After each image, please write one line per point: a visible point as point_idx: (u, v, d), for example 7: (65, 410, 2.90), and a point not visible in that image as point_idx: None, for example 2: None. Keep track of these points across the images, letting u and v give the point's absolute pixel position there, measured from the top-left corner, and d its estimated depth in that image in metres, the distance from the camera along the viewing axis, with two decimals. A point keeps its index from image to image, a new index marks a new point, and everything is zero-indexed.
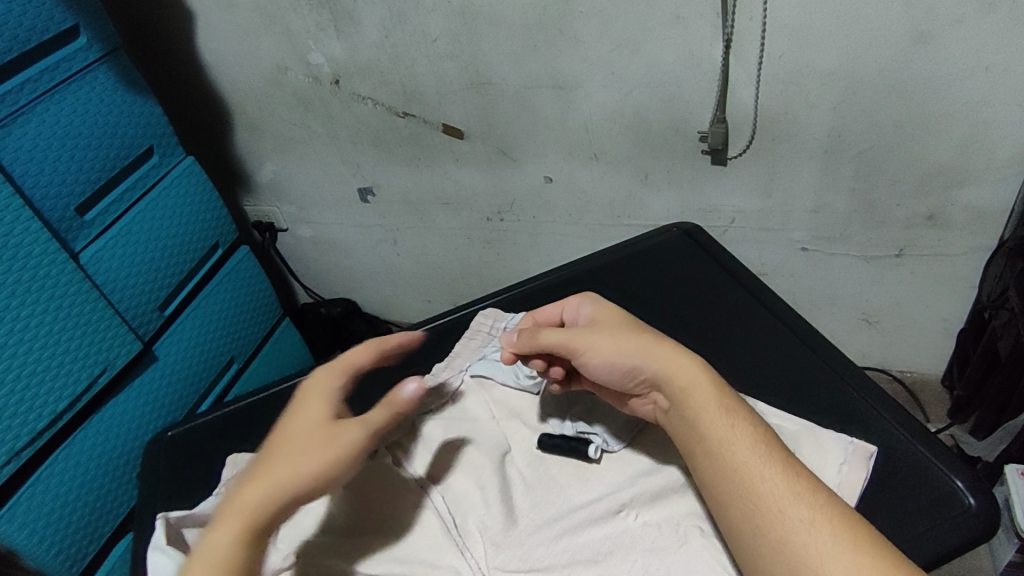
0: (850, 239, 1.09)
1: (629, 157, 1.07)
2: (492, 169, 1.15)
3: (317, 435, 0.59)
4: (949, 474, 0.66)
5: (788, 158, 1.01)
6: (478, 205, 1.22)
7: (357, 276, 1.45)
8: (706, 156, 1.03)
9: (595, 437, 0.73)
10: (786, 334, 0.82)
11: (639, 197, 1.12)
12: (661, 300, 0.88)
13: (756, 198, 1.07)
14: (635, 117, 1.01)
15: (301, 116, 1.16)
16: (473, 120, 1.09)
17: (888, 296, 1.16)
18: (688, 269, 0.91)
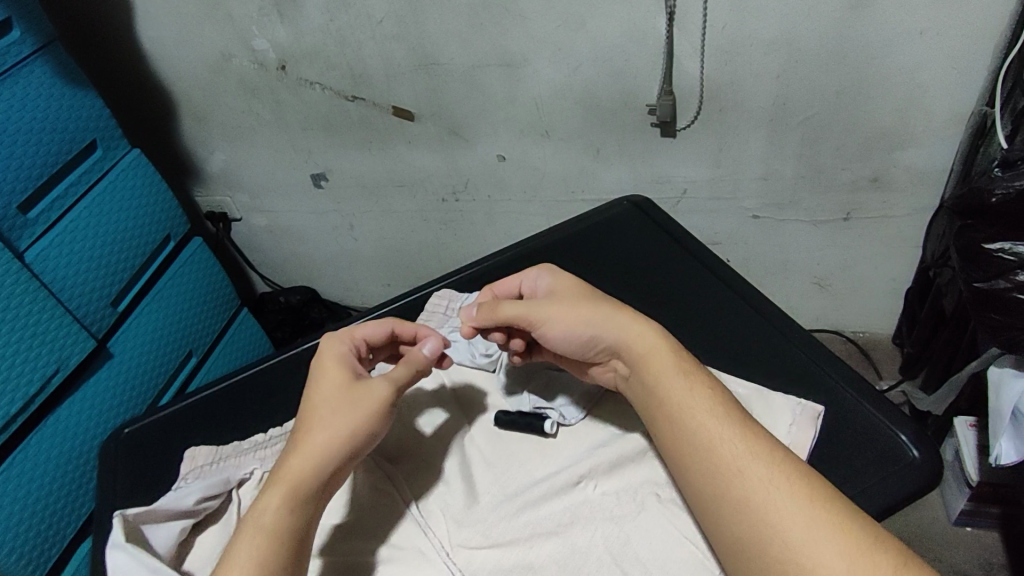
0: (799, 205, 1.11)
1: (580, 133, 1.07)
2: (445, 150, 1.15)
3: (346, 397, 0.64)
4: (895, 429, 0.69)
5: (735, 128, 1.02)
6: (433, 186, 1.21)
7: (316, 264, 1.44)
8: (656, 129, 1.04)
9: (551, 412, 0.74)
10: (737, 301, 0.83)
11: (592, 172, 1.12)
12: (614, 273, 0.89)
13: (707, 165, 1.08)
14: (582, 92, 1.01)
15: (250, 104, 1.14)
16: (423, 102, 1.08)
17: (838, 259, 1.19)
18: (639, 241, 0.92)
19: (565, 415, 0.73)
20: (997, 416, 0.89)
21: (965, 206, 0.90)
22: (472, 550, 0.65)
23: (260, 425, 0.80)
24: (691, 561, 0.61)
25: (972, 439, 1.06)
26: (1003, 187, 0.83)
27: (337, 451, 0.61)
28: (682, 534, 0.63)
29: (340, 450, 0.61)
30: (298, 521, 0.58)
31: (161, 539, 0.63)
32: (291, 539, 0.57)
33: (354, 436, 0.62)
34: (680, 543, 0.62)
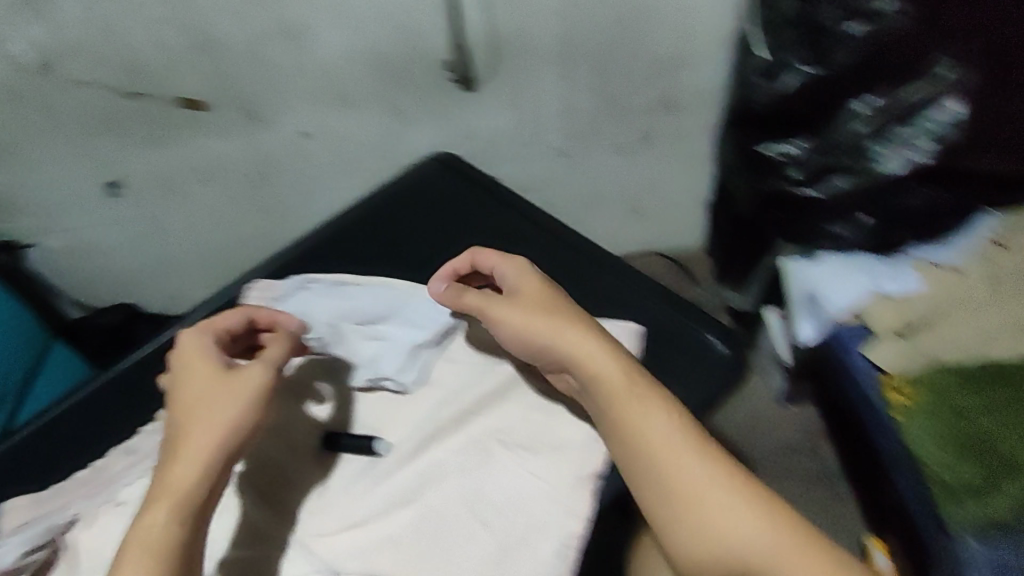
0: (600, 135, 1.04)
1: (383, 93, 0.93)
2: (235, 132, 0.96)
3: (214, 385, 0.51)
4: (699, 329, 0.64)
5: (529, 67, 0.92)
6: (232, 167, 1.00)
7: (134, 273, 1.16)
8: (455, 86, 0.93)
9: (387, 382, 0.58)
10: (568, 247, 0.69)
11: (399, 133, 0.99)
12: (440, 234, 0.71)
13: (598, 102, 0.99)
14: (371, 54, 0.88)
15: (14, 112, 0.90)
16: (208, 85, 0.90)
17: (641, 178, 1.12)
18: (441, 206, 0.72)
19: (401, 376, 0.58)
20: (796, 303, 0.82)
21: (769, 114, 0.76)
22: (331, 535, 0.52)
23: (100, 445, 0.64)
24: (545, 496, 0.52)
25: (782, 329, 0.95)
26: (767, 90, 0.75)
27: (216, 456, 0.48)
28: (532, 474, 0.53)
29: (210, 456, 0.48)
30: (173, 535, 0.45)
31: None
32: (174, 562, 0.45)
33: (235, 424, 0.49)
34: (531, 480, 0.53)
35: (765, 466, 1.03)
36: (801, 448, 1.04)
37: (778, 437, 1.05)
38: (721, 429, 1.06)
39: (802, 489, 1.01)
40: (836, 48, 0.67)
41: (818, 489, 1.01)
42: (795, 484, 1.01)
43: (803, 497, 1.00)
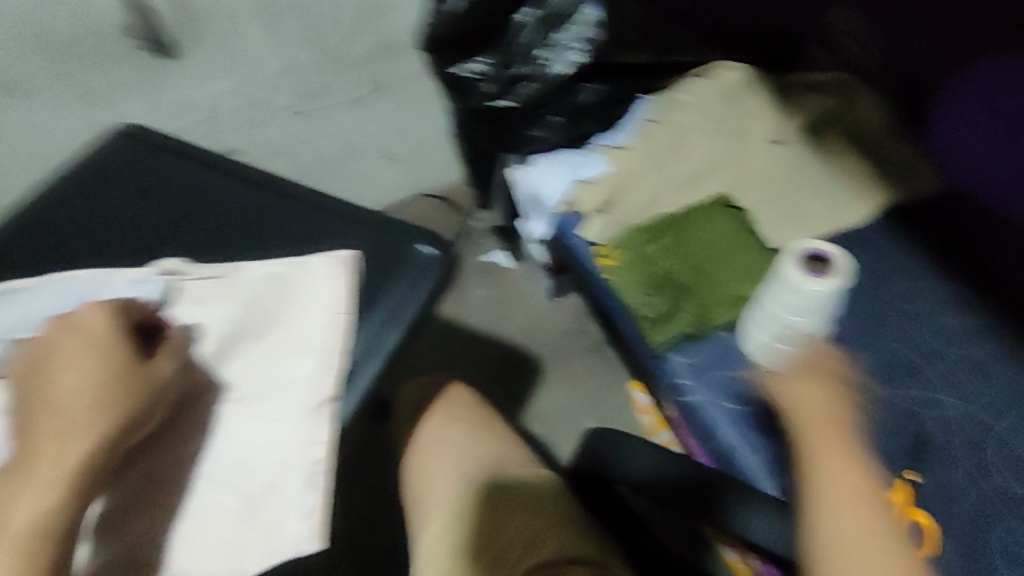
0: (332, 90, 1.05)
1: (67, 80, 0.88)
2: None
3: (103, 386, 0.39)
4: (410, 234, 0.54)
5: (232, 29, 0.92)
6: None
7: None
8: (151, 53, 0.90)
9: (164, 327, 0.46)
10: (241, 198, 0.56)
11: (106, 122, 0.93)
12: (81, 232, 0.54)
13: (316, 54, 1.00)
14: (47, 35, 0.83)
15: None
16: None
17: (387, 127, 1.15)
18: (122, 183, 0.57)
19: None
20: (521, 203, 0.90)
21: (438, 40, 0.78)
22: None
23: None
24: (281, 439, 0.43)
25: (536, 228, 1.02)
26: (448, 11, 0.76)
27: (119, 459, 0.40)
28: (269, 419, 0.43)
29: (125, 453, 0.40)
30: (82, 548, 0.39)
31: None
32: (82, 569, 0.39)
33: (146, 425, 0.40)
34: (267, 425, 0.43)
35: (550, 360, 1.12)
36: (575, 330, 1.15)
37: (555, 329, 1.15)
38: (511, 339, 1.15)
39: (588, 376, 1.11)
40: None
41: (595, 364, 1.12)
42: (577, 364, 1.12)
43: (586, 378, 1.11)
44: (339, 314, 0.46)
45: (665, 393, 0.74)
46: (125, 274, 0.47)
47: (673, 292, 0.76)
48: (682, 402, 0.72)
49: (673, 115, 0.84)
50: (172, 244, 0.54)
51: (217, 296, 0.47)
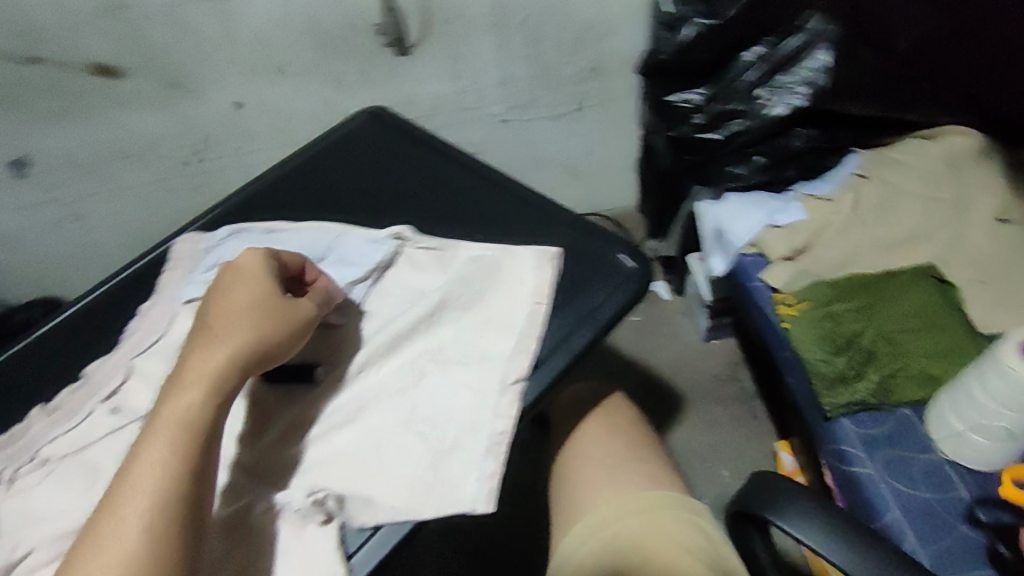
0: (538, 103, 1.11)
1: (316, 65, 0.97)
2: (167, 107, 0.97)
3: (257, 310, 0.49)
4: (614, 248, 0.61)
5: (463, 36, 0.98)
6: (168, 148, 1.02)
7: (45, 263, 1.13)
8: (389, 49, 0.97)
9: (353, 291, 0.60)
10: (462, 181, 0.68)
11: (335, 103, 1.03)
12: (337, 190, 0.69)
13: (531, 70, 1.05)
14: (304, 19, 0.91)
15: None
16: (127, 53, 0.89)
17: (579, 144, 1.19)
18: (371, 154, 0.71)
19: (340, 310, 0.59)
20: (706, 238, 0.90)
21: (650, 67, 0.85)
22: (263, 460, 0.52)
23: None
24: (473, 405, 0.53)
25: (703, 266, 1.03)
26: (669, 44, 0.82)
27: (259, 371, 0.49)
28: (466, 386, 0.54)
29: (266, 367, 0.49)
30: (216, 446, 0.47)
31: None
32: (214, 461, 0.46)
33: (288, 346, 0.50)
34: (463, 391, 0.54)
35: (693, 400, 1.09)
36: (726, 377, 1.11)
37: (705, 372, 1.12)
38: (655, 370, 1.13)
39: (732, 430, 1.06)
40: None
41: (740, 418, 1.07)
42: (720, 411, 1.07)
43: (728, 429, 1.06)
44: (536, 306, 0.57)
45: (825, 451, 0.71)
46: (355, 232, 0.63)
47: (858, 355, 0.72)
48: (846, 471, 0.68)
49: (891, 172, 0.82)
50: (401, 212, 0.66)
51: (435, 268, 0.61)
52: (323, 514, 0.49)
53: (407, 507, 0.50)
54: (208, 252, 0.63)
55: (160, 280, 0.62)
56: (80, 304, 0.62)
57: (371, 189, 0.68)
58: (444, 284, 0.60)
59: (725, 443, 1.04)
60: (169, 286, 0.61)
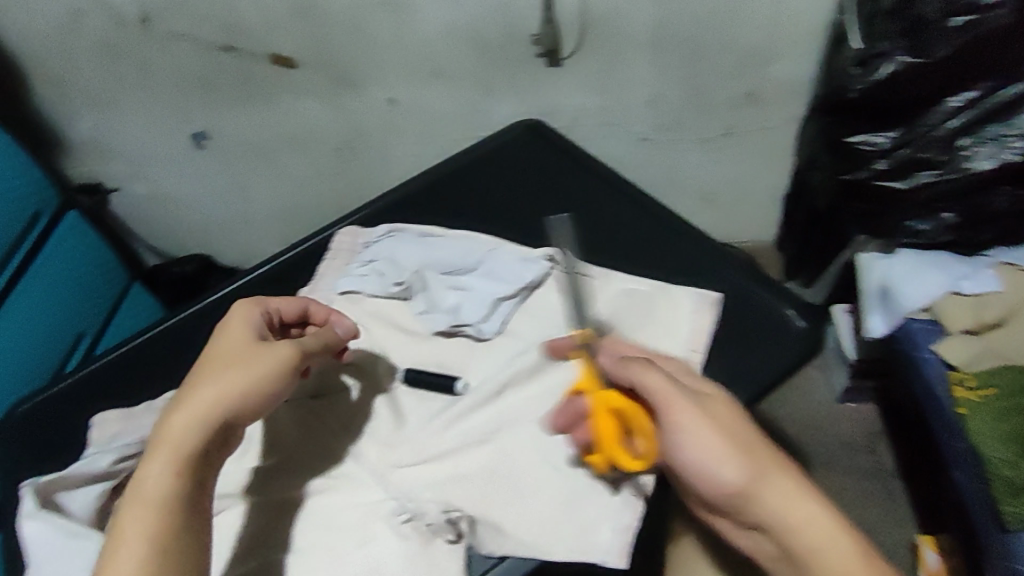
0: (685, 125, 1.04)
1: (471, 71, 0.96)
2: (332, 101, 1.00)
3: (240, 357, 0.51)
4: (778, 305, 0.61)
5: (620, 54, 0.94)
6: (325, 136, 1.05)
7: (206, 224, 1.22)
8: (542, 59, 0.94)
9: (467, 326, 0.62)
10: (619, 214, 0.70)
11: (482, 108, 1.01)
12: (494, 206, 0.73)
13: (684, 92, 0.99)
14: (465, 26, 0.90)
15: (111, 64, 0.95)
16: (307, 52, 0.94)
17: (724, 173, 1.12)
18: (527, 168, 0.75)
19: (481, 325, 0.62)
20: (867, 297, 0.89)
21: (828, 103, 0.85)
22: (405, 469, 0.56)
23: (172, 381, 0.65)
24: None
25: (849, 323, 1.03)
26: (862, 81, 0.80)
27: (239, 414, 0.49)
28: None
29: (246, 411, 0.49)
30: (204, 502, 0.47)
31: (77, 505, 0.54)
32: (198, 514, 0.46)
33: (260, 387, 0.50)
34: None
35: (816, 463, 1.05)
36: (861, 447, 1.05)
37: (837, 437, 1.07)
38: (780, 423, 1.08)
39: (858, 506, 1.01)
40: (929, 33, 0.72)
41: (871, 493, 1.02)
42: (848, 482, 1.03)
43: (854, 493, 1.02)
44: (691, 352, 0.58)
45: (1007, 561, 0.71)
46: (510, 247, 0.66)
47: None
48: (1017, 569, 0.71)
49: None
50: (550, 233, 0.70)
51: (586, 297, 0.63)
52: (456, 532, 0.52)
53: (535, 542, 0.51)
54: (371, 249, 0.69)
55: (319, 268, 0.69)
56: (250, 277, 0.71)
57: (527, 210, 0.72)
58: (594, 313, 0.61)
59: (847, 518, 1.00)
60: (327, 274, 0.68)
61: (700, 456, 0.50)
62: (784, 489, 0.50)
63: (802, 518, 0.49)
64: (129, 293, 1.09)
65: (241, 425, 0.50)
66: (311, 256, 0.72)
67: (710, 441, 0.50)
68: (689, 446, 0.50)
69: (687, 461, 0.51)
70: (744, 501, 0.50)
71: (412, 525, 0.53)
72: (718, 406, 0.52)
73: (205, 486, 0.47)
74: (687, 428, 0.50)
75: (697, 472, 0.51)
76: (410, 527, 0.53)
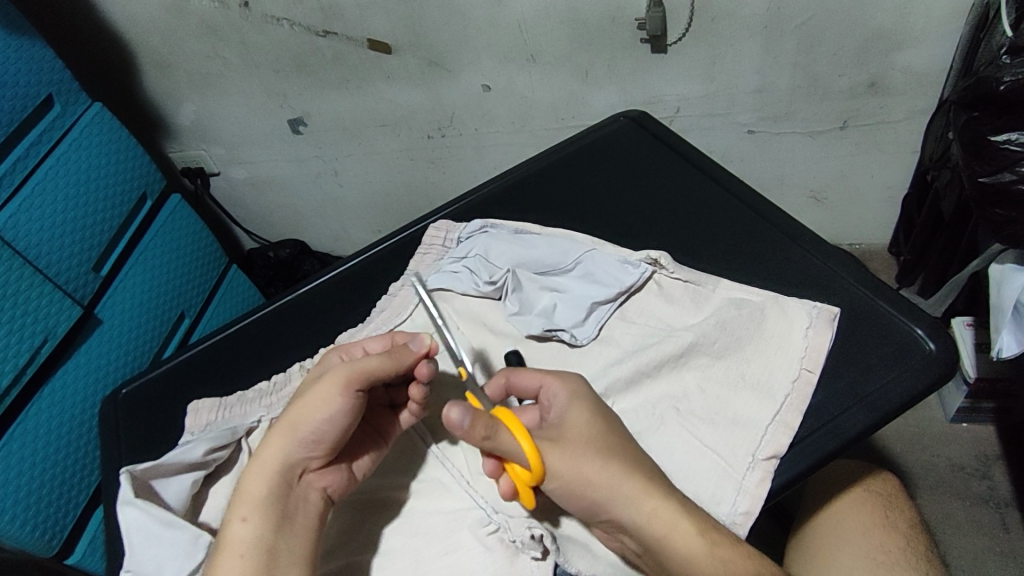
0: (796, 116, 0.97)
1: (566, 54, 0.92)
2: (424, 83, 0.99)
3: (302, 392, 0.52)
4: (908, 323, 0.56)
5: (728, 38, 0.88)
6: (417, 122, 1.05)
7: (300, 210, 1.24)
8: (645, 45, 0.90)
9: (562, 332, 0.59)
10: (729, 214, 0.66)
11: (580, 96, 0.98)
12: (592, 202, 0.70)
13: (798, 80, 0.92)
14: (566, 10, 0.87)
15: (215, 47, 0.97)
16: (400, 31, 0.92)
17: (836, 170, 1.05)
18: (630, 162, 0.72)
19: (576, 330, 0.60)
20: (1000, 314, 0.79)
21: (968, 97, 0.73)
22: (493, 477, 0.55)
23: (266, 371, 0.65)
24: (717, 472, 0.52)
25: (971, 339, 0.95)
26: (1014, 72, 0.67)
27: (298, 447, 0.50)
28: (708, 448, 0.53)
29: (305, 442, 0.50)
30: (288, 539, 0.48)
31: (171, 493, 0.53)
32: (278, 553, 0.47)
33: (305, 419, 0.50)
34: (704, 453, 0.52)
35: (921, 484, 0.97)
36: (973, 472, 0.97)
37: (947, 459, 0.98)
38: (883, 441, 1.01)
39: (969, 537, 0.92)
40: None
41: (984, 524, 0.93)
42: (957, 509, 0.94)
43: (963, 521, 0.93)
44: (802, 371, 0.54)
45: None
46: (608, 248, 0.64)
47: None
48: None
49: None
50: (653, 234, 0.66)
51: (688, 305, 0.60)
52: (542, 548, 0.51)
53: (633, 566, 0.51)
54: (463, 246, 0.67)
55: (411, 262, 0.68)
56: (344, 269, 0.70)
57: (628, 209, 0.69)
58: (699, 323, 0.58)
59: (954, 549, 0.91)
60: (418, 270, 0.67)
61: (563, 482, 0.50)
62: (634, 500, 0.49)
63: (651, 524, 0.48)
64: (225, 277, 1.11)
65: (308, 456, 0.50)
66: (404, 249, 0.71)
67: (569, 469, 0.49)
68: (552, 476, 0.50)
69: (553, 486, 0.50)
70: (603, 513, 0.50)
71: (498, 536, 0.52)
72: (580, 434, 0.51)
73: (282, 522, 0.48)
74: (550, 461, 0.49)
75: (560, 494, 0.50)
76: (495, 539, 0.52)
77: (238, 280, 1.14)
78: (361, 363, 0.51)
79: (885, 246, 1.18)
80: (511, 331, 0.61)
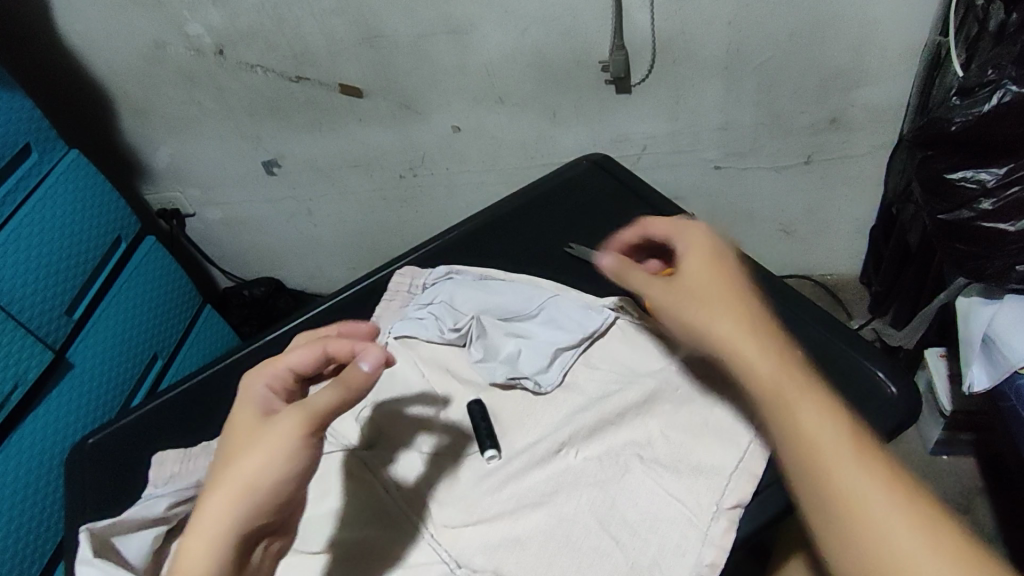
0: (761, 152, 0.99)
1: (535, 96, 0.93)
2: (397, 125, 0.99)
3: (246, 440, 0.47)
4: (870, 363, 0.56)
5: (691, 79, 0.89)
6: (389, 162, 1.05)
7: (274, 252, 1.24)
8: (610, 86, 0.91)
9: (526, 380, 0.59)
10: None
11: (548, 135, 0.98)
12: (556, 246, 0.70)
13: (761, 117, 0.94)
14: (533, 54, 0.88)
15: (189, 92, 0.97)
16: (372, 77, 0.93)
17: (803, 203, 1.06)
18: (592, 205, 0.73)
19: (540, 377, 0.59)
20: (967, 345, 0.79)
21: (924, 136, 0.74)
22: (456, 530, 0.53)
23: None
24: (683, 522, 0.50)
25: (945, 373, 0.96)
26: (962, 114, 0.67)
27: (252, 513, 0.45)
28: (675, 496, 0.52)
29: (257, 506, 0.45)
30: None
31: (133, 550, 0.51)
32: None
33: (259, 481, 0.45)
34: (671, 502, 0.51)
35: None
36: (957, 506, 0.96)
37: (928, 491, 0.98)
38: None
39: None
40: None
41: None
42: None
43: None
44: None
45: None
46: (572, 293, 0.65)
47: None
48: None
49: None
50: None
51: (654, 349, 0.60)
52: None
53: None
54: (429, 293, 0.66)
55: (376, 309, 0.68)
56: (309, 314, 0.70)
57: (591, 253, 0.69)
58: (664, 367, 0.58)
59: None
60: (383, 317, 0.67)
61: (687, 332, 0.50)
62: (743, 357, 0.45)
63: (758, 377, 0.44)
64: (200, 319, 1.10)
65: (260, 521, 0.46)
66: (369, 296, 0.70)
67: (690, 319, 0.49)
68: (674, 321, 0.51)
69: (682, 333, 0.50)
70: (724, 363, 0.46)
71: None
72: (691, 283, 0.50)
73: None
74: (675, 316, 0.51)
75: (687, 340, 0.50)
76: None
77: (211, 322, 1.12)
78: (315, 403, 0.46)
79: (856, 277, 1.20)
80: (475, 378, 0.61)
